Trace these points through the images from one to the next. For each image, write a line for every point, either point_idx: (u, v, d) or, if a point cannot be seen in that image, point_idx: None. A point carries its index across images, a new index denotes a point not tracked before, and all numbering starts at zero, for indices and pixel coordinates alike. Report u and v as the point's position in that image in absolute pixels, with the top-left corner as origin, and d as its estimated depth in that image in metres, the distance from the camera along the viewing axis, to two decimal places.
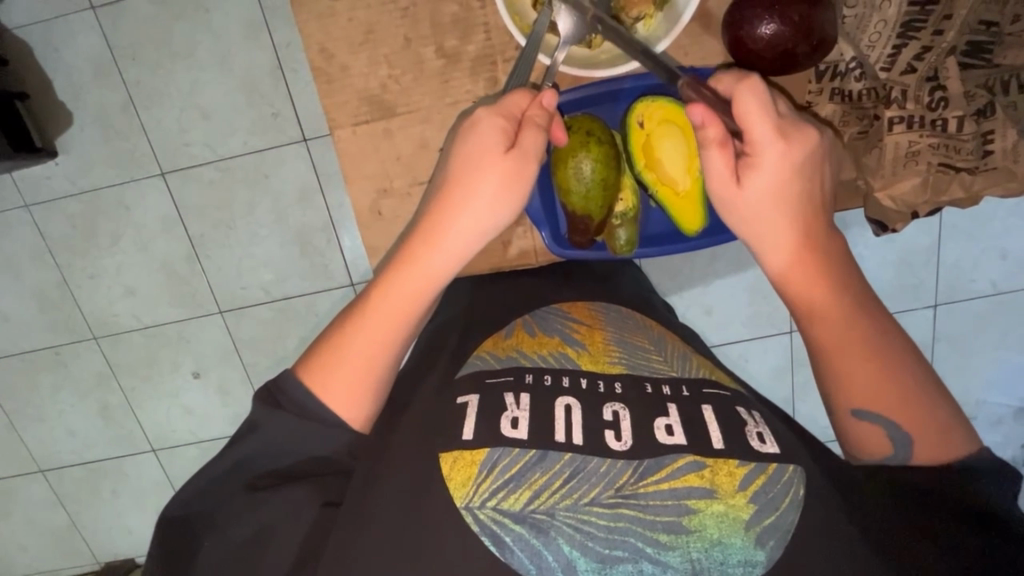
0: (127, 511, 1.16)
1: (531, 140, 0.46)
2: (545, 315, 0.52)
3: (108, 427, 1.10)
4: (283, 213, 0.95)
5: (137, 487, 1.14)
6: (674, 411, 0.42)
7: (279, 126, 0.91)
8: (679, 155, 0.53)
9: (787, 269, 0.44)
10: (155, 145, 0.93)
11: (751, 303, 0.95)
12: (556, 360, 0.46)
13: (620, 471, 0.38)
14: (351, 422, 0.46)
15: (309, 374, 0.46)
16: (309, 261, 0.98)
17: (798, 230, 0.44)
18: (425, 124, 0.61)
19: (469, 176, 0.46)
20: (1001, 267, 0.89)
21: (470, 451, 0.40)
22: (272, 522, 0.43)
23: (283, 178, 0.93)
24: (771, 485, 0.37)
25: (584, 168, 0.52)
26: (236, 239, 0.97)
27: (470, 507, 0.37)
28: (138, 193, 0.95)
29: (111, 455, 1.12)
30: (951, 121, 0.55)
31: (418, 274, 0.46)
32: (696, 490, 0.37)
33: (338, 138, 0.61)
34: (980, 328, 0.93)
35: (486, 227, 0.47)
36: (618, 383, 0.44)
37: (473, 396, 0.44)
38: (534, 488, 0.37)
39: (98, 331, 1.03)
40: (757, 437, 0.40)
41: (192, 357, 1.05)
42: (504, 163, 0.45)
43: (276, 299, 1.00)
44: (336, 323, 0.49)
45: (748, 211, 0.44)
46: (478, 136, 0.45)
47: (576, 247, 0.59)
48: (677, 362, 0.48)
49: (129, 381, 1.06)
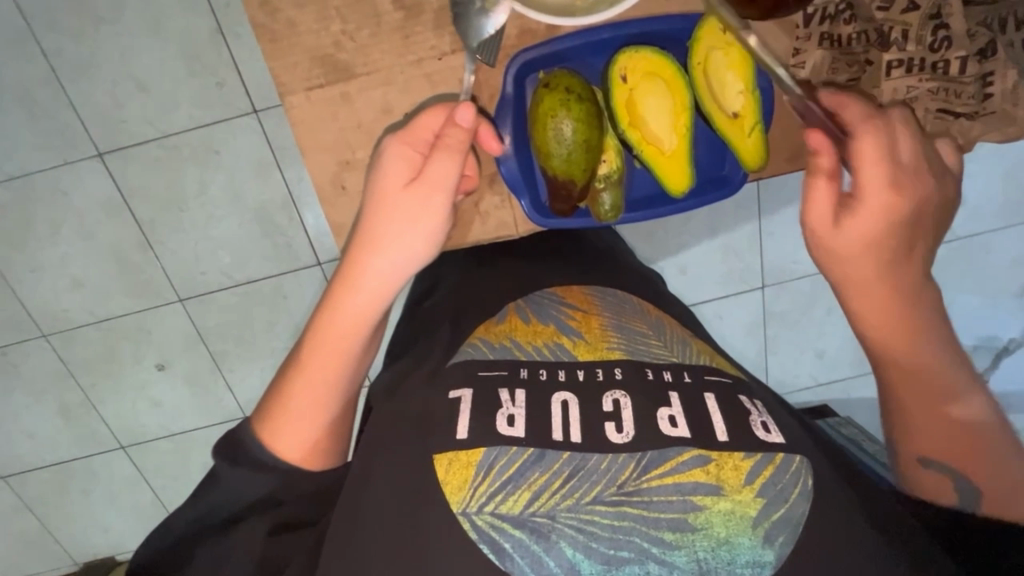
0: (101, 508, 1.13)
1: (437, 166, 0.46)
2: (540, 300, 0.51)
3: (71, 427, 1.04)
4: (239, 192, 0.90)
5: (111, 485, 1.11)
6: (676, 401, 0.40)
7: (225, 97, 0.84)
8: (662, 110, 0.53)
9: (866, 310, 0.44)
10: (88, 123, 0.85)
11: (726, 261, 0.96)
12: (552, 353, 0.44)
13: (623, 467, 0.37)
14: (302, 464, 0.46)
15: (264, 429, 0.45)
16: (272, 241, 0.93)
17: (895, 280, 0.43)
18: (387, 85, 0.57)
19: (376, 213, 0.46)
20: (960, 212, 0.94)
21: (466, 453, 0.38)
22: (227, 553, 0.43)
23: (237, 153, 0.87)
24: (779, 475, 0.37)
25: (565, 128, 0.50)
26: (191, 221, 0.92)
27: (467, 513, 0.36)
28: (75, 177, 0.88)
29: (78, 455, 1.07)
30: (953, 63, 0.55)
31: (338, 315, 0.45)
32: (702, 486, 0.36)
33: (292, 105, 0.57)
34: (938, 273, 0.99)
35: (401, 260, 0.45)
36: (617, 369, 0.43)
37: (466, 391, 0.41)
38: (534, 489, 0.36)
39: (48, 329, 0.97)
40: (762, 426, 0.39)
41: (155, 348, 1.00)
42: (411, 195, 0.45)
43: (239, 283, 0.96)
44: (281, 371, 0.48)
45: (837, 248, 0.43)
46: (385, 173, 0.47)
47: (558, 216, 0.58)
48: (676, 347, 0.47)
49: (88, 378, 1.01)
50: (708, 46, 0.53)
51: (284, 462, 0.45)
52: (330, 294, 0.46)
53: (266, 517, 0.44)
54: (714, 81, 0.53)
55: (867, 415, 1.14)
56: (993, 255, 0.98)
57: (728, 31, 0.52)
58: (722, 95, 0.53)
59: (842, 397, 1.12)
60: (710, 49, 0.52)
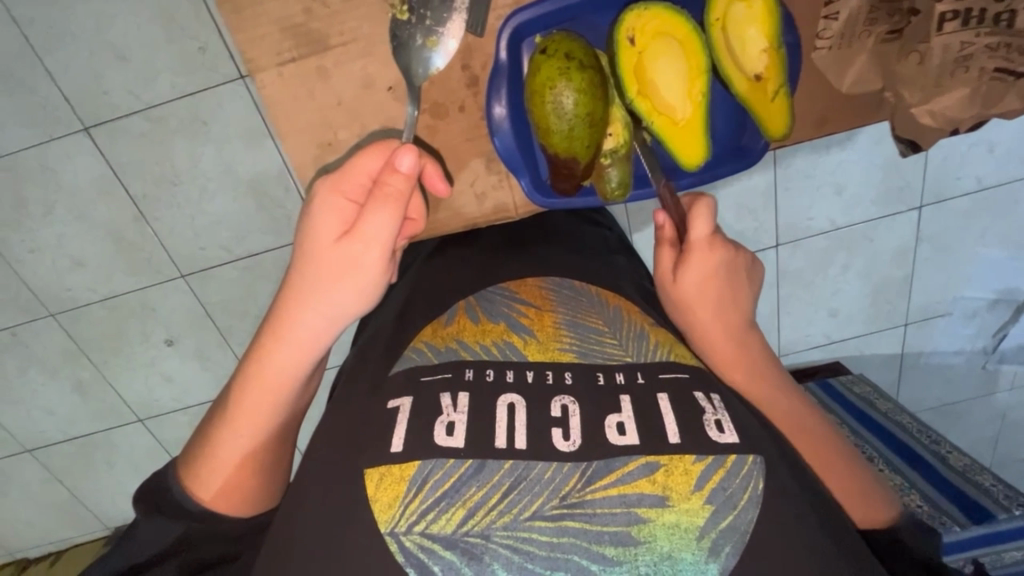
0: (125, 477, 1.17)
1: (370, 220, 0.43)
2: (491, 297, 0.50)
3: (88, 402, 1.06)
4: (230, 163, 0.87)
5: (133, 456, 1.14)
6: (626, 406, 0.40)
7: (209, 63, 0.80)
8: (671, 71, 0.56)
9: (710, 339, 0.52)
10: (69, 97, 0.81)
11: (736, 221, 0.93)
12: (501, 353, 0.44)
13: (567, 478, 0.36)
14: (227, 510, 0.49)
15: (191, 478, 0.48)
16: (268, 214, 0.91)
17: (726, 318, 0.52)
18: (367, 56, 0.61)
19: (304, 267, 0.45)
20: (988, 162, 0.89)
21: (399, 467, 0.36)
22: None
23: (225, 123, 0.84)
24: (729, 481, 0.36)
25: (565, 101, 0.52)
26: (184, 196, 0.89)
27: (395, 532, 0.34)
28: (63, 154, 0.85)
29: (98, 428, 1.09)
30: (1017, 15, 0.54)
31: (268, 370, 0.46)
32: (647, 497, 0.35)
33: (265, 82, 0.62)
34: (962, 227, 0.95)
35: (333, 315, 0.45)
36: (568, 373, 0.42)
37: (406, 399, 0.40)
38: (469, 506, 0.35)
39: (54, 309, 0.96)
40: (715, 426, 0.39)
41: (161, 324, 1.00)
42: (342, 249, 0.44)
43: (239, 258, 0.94)
44: (210, 417, 0.50)
45: (683, 295, 0.53)
46: (316, 222, 0.45)
47: (562, 195, 0.62)
48: (632, 344, 0.45)
49: (99, 355, 1.02)
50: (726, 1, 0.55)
51: (209, 509, 0.48)
52: (256, 352, 0.47)
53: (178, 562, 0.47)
54: (734, 38, 0.55)
55: (878, 372, 1.13)
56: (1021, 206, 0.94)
57: None
58: (742, 50, 0.55)
59: (854, 354, 1.11)
60: (729, 3, 0.55)
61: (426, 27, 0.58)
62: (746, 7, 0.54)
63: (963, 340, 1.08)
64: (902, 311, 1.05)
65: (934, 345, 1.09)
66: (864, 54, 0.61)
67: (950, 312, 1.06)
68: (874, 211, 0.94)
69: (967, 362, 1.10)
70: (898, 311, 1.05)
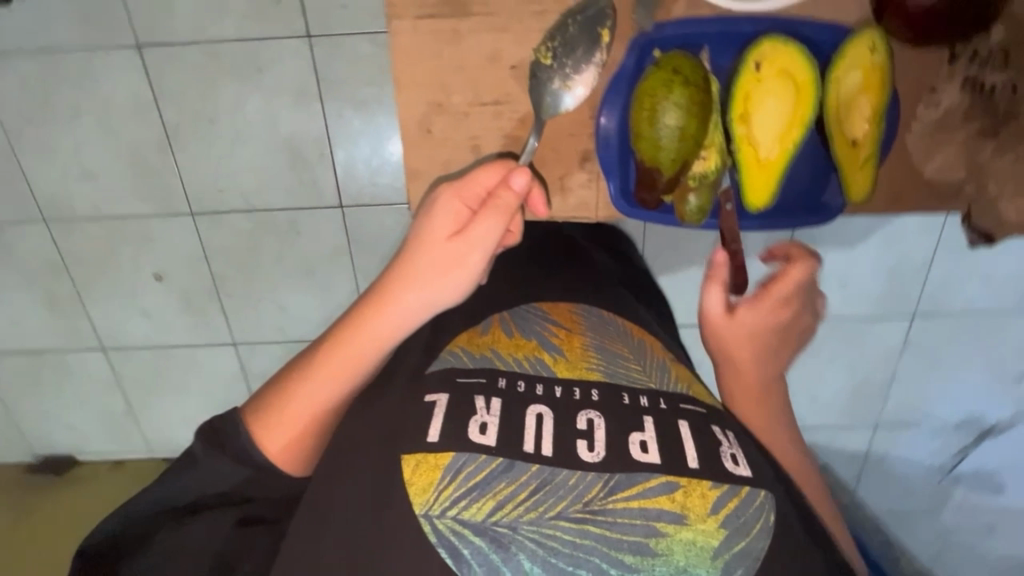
0: (70, 403, 1.12)
1: (484, 227, 0.46)
2: (526, 314, 0.52)
3: (54, 318, 1.02)
4: (274, 116, 0.87)
5: (84, 384, 1.09)
6: (649, 427, 0.43)
7: (281, 15, 0.80)
8: (779, 114, 0.55)
9: (736, 380, 0.59)
10: (131, 12, 0.80)
11: None
12: (532, 366, 0.46)
13: (590, 486, 0.39)
14: (286, 467, 0.51)
15: (256, 426, 0.50)
16: (297, 174, 0.91)
17: (761, 364, 0.58)
18: (502, 32, 0.60)
19: (412, 255, 0.47)
20: (981, 289, 0.94)
21: (434, 455, 0.40)
22: (194, 537, 0.51)
23: (279, 76, 0.84)
24: (743, 509, 0.39)
25: (666, 115, 0.54)
26: (217, 137, 0.88)
27: (429, 515, 0.38)
28: (108, 65, 0.83)
29: (58, 348, 1.05)
30: None
31: (355, 343, 0.48)
32: (666, 513, 0.38)
33: (398, 29, 0.60)
34: (946, 345, 1.00)
35: (424, 304, 0.47)
36: (594, 391, 0.45)
37: (443, 396, 0.44)
38: (499, 498, 0.38)
39: (50, 216, 0.93)
40: (731, 458, 0.42)
41: (155, 257, 0.97)
42: (451, 246, 0.46)
43: (254, 210, 0.93)
44: (283, 375, 0.51)
45: (733, 333, 0.58)
46: (433, 217, 0.47)
47: (642, 207, 0.62)
48: (655, 372, 0.48)
49: (82, 274, 0.98)
50: (848, 65, 0.56)
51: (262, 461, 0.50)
52: (346, 324, 0.49)
53: (232, 511, 0.52)
54: (844, 100, 0.57)
55: (841, 466, 1.16)
56: (1004, 338, 0.99)
57: (875, 56, 0.56)
58: (846, 114, 0.57)
59: (823, 445, 1.13)
60: (849, 66, 0.56)
61: (563, 74, 0.60)
62: (863, 75, 0.56)
63: (926, 453, 1.12)
64: (875, 412, 1.08)
65: (899, 452, 1.12)
66: (951, 147, 0.61)
67: (919, 424, 1.09)
68: (871, 311, 0.97)
69: (925, 476, 1.13)
70: (871, 411, 1.09)
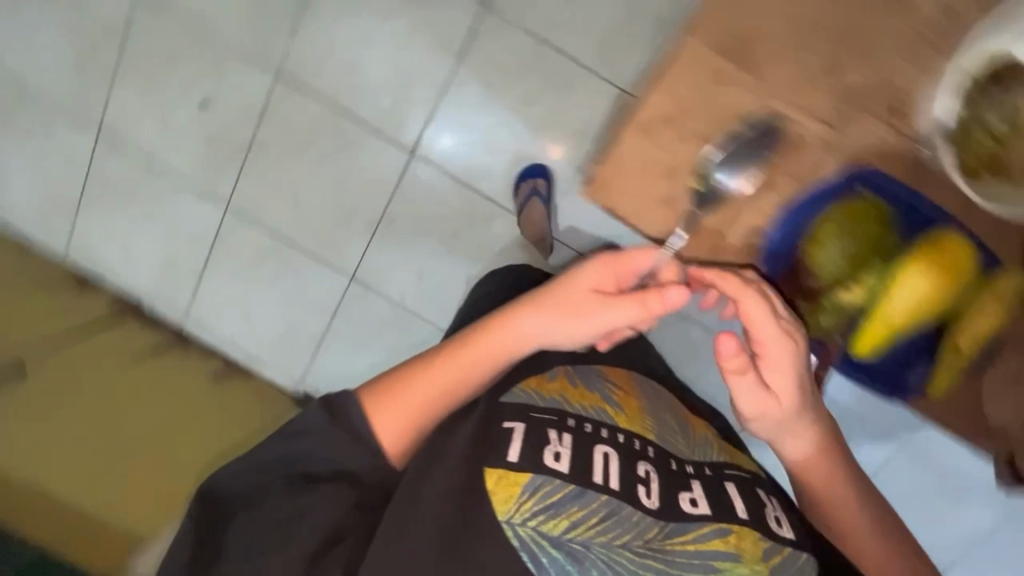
0: (28, 162, 1.03)
1: (622, 307, 0.43)
2: (587, 369, 0.56)
3: (77, 79, 0.97)
4: (406, 45, 0.89)
5: (55, 153, 1.02)
6: (697, 487, 0.48)
7: None
8: (911, 299, 0.50)
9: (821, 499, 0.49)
10: None
11: None
12: (596, 414, 0.51)
13: (649, 526, 0.44)
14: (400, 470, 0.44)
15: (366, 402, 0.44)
16: (391, 101, 0.92)
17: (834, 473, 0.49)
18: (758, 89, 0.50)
19: (546, 297, 0.46)
20: None
21: (515, 473, 0.45)
22: (299, 515, 0.41)
23: (434, 18, 0.88)
24: (790, 563, 0.45)
25: (835, 244, 0.52)
26: (344, 28, 0.90)
27: (511, 522, 0.43)
28: None
29: (60, 106, 0.99)
30: None
31: (468, 352, 0.46)
32: (721, 553, 0.44)
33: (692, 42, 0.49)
34: None
35: (547, 341, 0.45)
36: (650, 446, 0.49)
37: (519, 424, 0.48)
38: (571, 520, 0.44)
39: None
40: (776, 520, 0.47)
41: (213, 88, 0.95)
42: (588, 305, 0.44)
43: (331, 106, 0.93)
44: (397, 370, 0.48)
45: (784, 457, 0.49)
46: (578, 273, 0.46)
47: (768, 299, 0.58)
48: (700, 445, 0.53)
49: (135, 60, 0.95)
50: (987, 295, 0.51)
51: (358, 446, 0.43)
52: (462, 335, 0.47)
53: (346, 496, 0.42)
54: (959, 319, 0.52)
55: None
56: None
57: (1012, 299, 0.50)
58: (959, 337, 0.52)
59: None
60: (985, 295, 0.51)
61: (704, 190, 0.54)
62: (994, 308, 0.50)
63: None
64: None
65: None
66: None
67: None
68: None
69: None
70: None
